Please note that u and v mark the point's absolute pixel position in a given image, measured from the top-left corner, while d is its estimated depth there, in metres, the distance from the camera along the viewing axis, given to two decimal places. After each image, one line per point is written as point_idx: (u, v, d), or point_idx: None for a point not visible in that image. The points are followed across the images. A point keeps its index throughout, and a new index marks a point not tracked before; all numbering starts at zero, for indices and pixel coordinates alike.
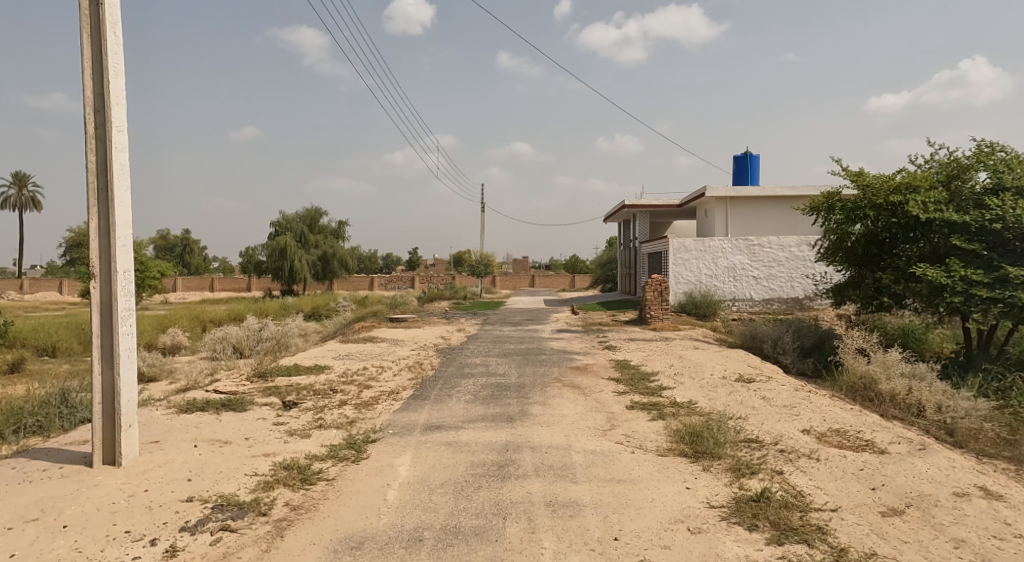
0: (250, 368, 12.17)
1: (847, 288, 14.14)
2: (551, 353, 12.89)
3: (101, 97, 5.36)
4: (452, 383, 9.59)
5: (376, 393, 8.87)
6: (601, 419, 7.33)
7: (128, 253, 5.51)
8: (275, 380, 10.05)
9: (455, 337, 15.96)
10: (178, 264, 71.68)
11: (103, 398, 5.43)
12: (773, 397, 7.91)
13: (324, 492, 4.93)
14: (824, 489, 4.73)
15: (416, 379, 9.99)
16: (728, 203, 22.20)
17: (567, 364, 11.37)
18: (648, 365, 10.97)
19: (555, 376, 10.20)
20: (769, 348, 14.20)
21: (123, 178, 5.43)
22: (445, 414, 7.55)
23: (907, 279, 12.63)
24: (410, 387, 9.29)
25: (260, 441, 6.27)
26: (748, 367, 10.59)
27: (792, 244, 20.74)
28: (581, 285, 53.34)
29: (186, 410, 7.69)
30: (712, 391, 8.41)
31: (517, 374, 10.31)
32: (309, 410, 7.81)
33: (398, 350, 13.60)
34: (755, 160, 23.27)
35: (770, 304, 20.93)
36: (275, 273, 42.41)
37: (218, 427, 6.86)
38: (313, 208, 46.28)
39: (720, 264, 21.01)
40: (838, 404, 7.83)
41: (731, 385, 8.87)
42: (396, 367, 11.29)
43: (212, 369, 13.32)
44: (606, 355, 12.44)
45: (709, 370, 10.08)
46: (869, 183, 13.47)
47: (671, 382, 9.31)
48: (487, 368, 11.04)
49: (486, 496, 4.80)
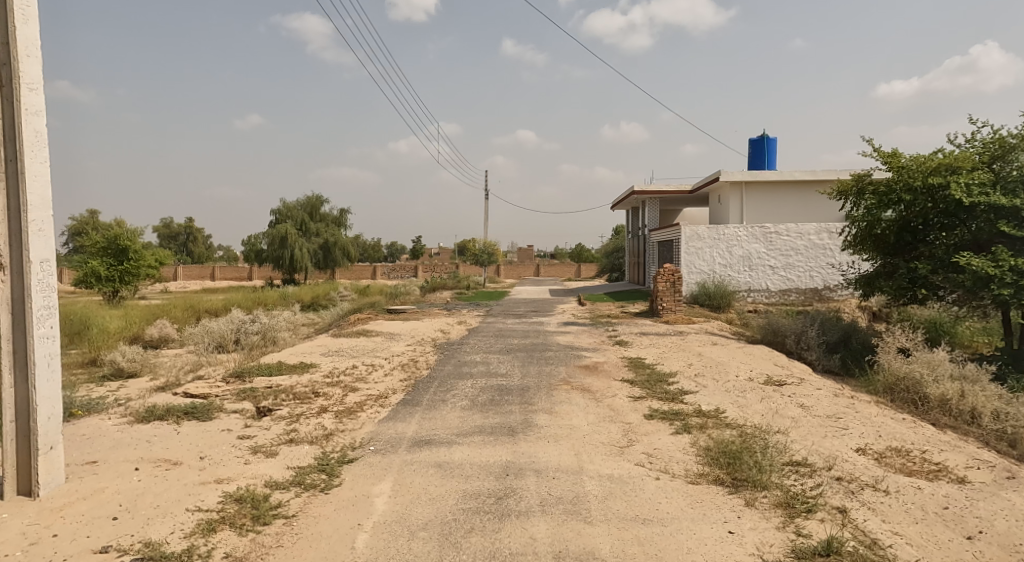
0: (231, 366, 11.24)
1: (877, 279, 13.07)
2: (558, 349, 11.90)
3: (6, 48, 4.36)
4: (448, 385, 8.62)
5: (362, 398, 7.90)
6: (616, 431, 6.35)
7: (47, 239, 4.55)
8: (253, 381, 9.11)
9: (455, 330, 15.00)
10: (181, 253, 71.03)
11: (17, 415, 4.46)
12: (812, 405, 6.92)
13: (278, 538, 3.98)
14: (905, 536, 3.80)
15: (409, 380, 9.02)
16: (744, 188, 21.09)
17: (575, 362, 10.38)
18: (664, 364, 9.97)
19: (562, 376, 9.24)
20: (792, 343, 13.16)
21: (37, 147, 4.46)
22: (436, 425, 6.59)
23: (946, 269, 11.66)
24: (401, 390, 8.33)
25: (218, 461, 5.33)
26: (775, 367, 9.58)
27: (811, 231, 19.65)
28: (587, 274, 52.40)
29: (143, 418, 6.73)
30: (741, 397, 7.45)
31: (521, 375, 9.33)
32: (284, 420, 6.86)
33: (393, 345, 12.64)
34: (772, 142, 22.14)
35: (787, 295, 19.88)
36: (275, 262, 41.53)
37: (172, 443, 5.90)
38: (314, 195, 45.22)
39: (735, 252, 19.98)
40: (888, 414, 6.82)
41: (762, 389, 7.86)
42: (388, 366, 10.32)
43: (193, 365, 12.43)
44: (617, 352, 11.46)
45: (733, 371, 9.08)
46: (904, 165, 12.36)
47: (692, 385, 8.35)
48: (488, 366, 10.07)
49: (479, 545, 3.87)
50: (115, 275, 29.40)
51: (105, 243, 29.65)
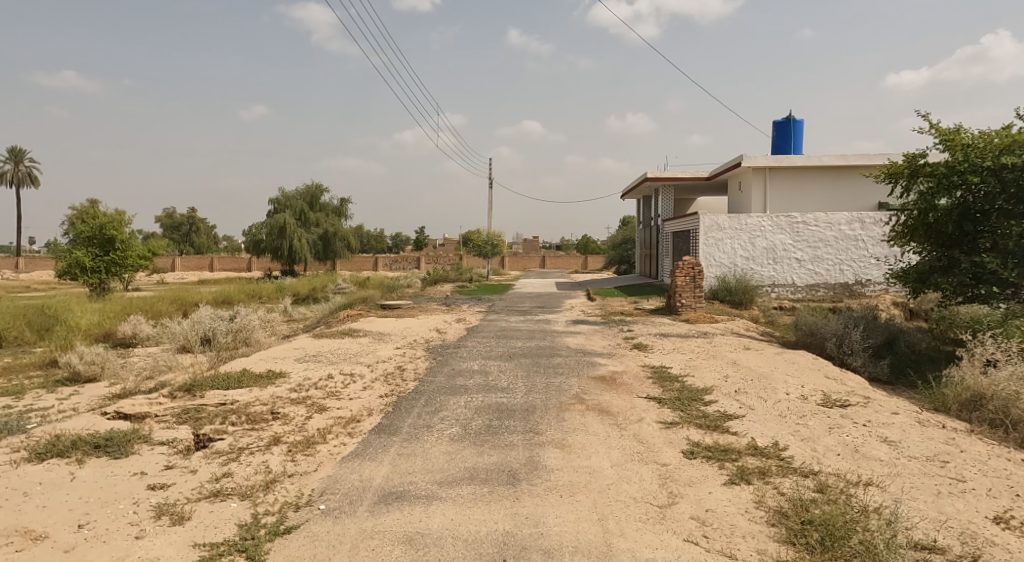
0: (190, 373, 9.71)
1: (930, 274, 11.57)
2: (567, 355, 10.32)
3: None
4: (435, 405, 7.08)
5: (328, 423, 6.37)
6: (650, 479, 4.80)
7: None
8: (204, 396, 7.56)
9: (452, 330, 13.47)
10: (181, 243, 69.87)
11: None
12: (900, 441, 5.36)
13: None
14: None
15: (390, 397, 7.49)
16: (768, 174, 19.47)
17: (589, 373, 8.82)
18: (695, 376, 8.41)
19: (574, 392, 7.69)
20: (833, 347, 11.60)
21: None
22: (414, 468, 5.06)
23: (1019, 262, 10.22)
24: (378, 411, 6.80)
25: (102, 530, 3.84)
26: (829, 381, 8.01)
27: (842, 221, 18.00)
28: (595, 266, 50.79)
29: (37, 455, 5.21)
30: (803, 428, 5.89)
31: (524, 390, 7.76)
32: (219, 455, 5.32)
33: (380, 349, 11.10)
34: (799, 124, 20.48)
35: (815, 290, 18.29)
36: (274, 252, 40.03)
37: (57, 496, 4.38)
38: (313, 184, 43.59)
39: (758, 244, 18.39)
40: (1001, 452, 5.25)
41: (826, 415, 6.30)
42: (370, 376, 8.79)
43: (154, 370, 10.90)
44: (636, 358, 9.93)
45: (782, 387, 7.53)
46: (969, 143, 10.87)
47: (735, 407, 6.82)
48: (485, 378, 8.54)
49: None
50: (101, 266, 27.96)
51: (90, 232, 28.11)
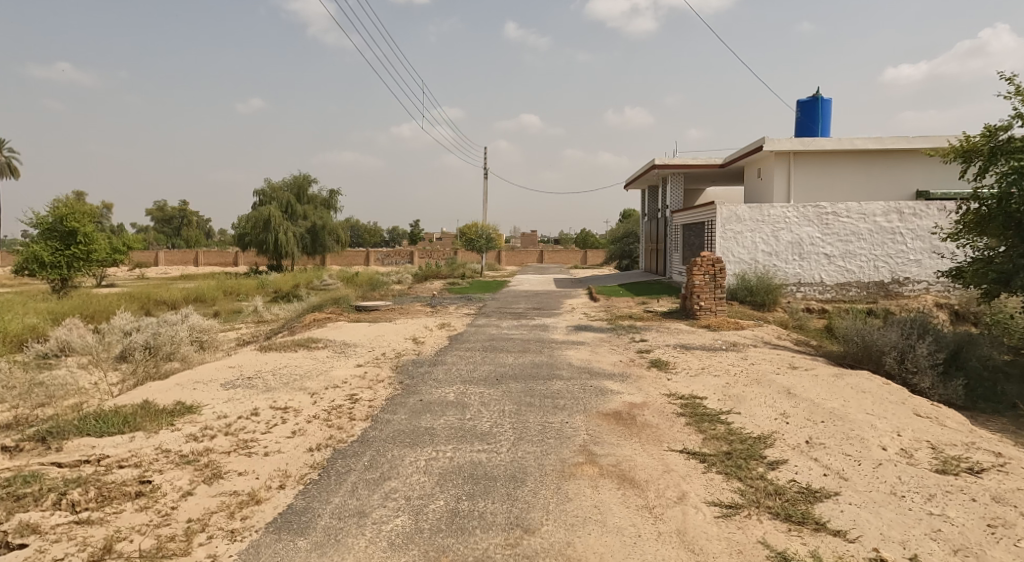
0: (84, 403, 7.48)
1: (1013, 274, 9.43)
2: (569, 377, 8.07)
3: None
4: (381, 468, 4.89)
5: (210, 508, 4.18)
6: None
7: None
8: (61, 450, 5.34)
9: (431, 340, 11.29)
10: (170, 237, 67.71)
11: None
12: None
13: None
14: None
15: (321, 453, 5.29)
16: (792, 159, 17.28)
17: (601, 407, 6.63)
18: (742, 414, 6.23)
19: (581, 443, 5.49)
20: (892, 363, 9.40)
21: None
22: None
23: None
24: (292, 483, 4.60)
25: None
26: (926, 425, 5.87)
27: (877, 212, 15.79)
28: (595, 261, 48.55)
29: None
30: (949, 529, 3.72)
31: (513, 440, 5.59)
32: None
33: (336, 367, 8.88)
34: (827, 104, 18.27)
35: (845, 289, 16.16)
36: (259, 247, 37.81)
37: None
38: (300, 174, 41.17)
39: (782, 238, 16.25)
40: None
41: (968, 496, 4.15)
42: (306, 412, 6.57)
43: (53, 394, 8.64)
44: (659, 383, 7.73)
45: (874, 437, 5.36)
46: None
47: (820, 475, 4.62)
48: (460, 416, 6.35)
49: None
50: (62, 261, 25.32)
51: (51, 224, 25.71)
